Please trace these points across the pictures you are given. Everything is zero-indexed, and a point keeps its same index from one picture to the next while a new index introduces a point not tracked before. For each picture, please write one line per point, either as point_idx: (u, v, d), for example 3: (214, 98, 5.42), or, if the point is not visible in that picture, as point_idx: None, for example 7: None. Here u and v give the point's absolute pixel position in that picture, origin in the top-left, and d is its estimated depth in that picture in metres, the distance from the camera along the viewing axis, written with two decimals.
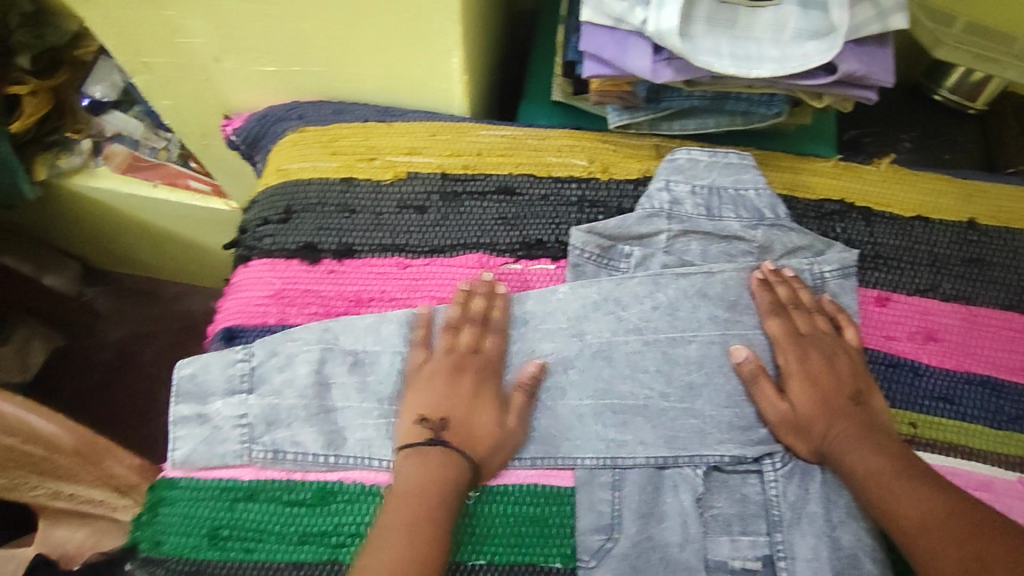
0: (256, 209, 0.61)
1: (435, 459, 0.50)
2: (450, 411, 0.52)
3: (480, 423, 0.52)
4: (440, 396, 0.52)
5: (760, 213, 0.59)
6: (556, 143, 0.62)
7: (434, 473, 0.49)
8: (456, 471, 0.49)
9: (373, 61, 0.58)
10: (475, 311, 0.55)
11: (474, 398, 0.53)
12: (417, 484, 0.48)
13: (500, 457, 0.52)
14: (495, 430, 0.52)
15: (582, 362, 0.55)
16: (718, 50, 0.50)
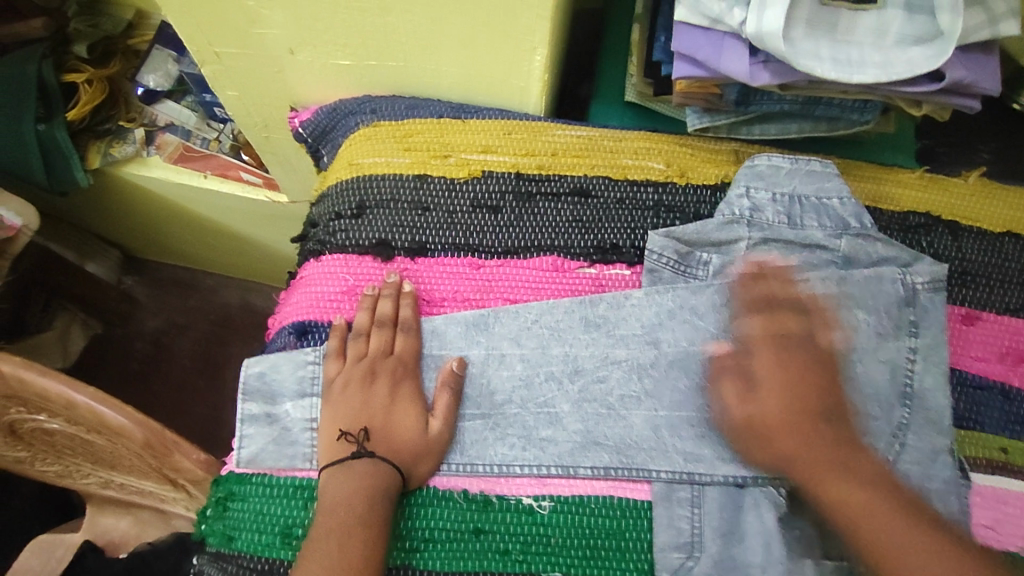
0: (327, 203, 0.61)
1: (362, 467, 0.49)
2: (369, 420, 0.51)
3: (399, 426, 0.51)
4: (356, 407, 0.52)
5: (845, 223, 0.56)
6: (632, 145, 0.61)
7: (351, 483, 0.48)
8: (365, 479, 0.48)
9: (454, 56, 0.58)
10: (384, 313, 0.54)
11: (392, 403, 0.52)
12: (341, 493, 0.48)
13: (426, 465, 0.50)
14: (415, 436, 0.50)
15: (658, 371, 0.53)
16: (820, 54, 0.48)
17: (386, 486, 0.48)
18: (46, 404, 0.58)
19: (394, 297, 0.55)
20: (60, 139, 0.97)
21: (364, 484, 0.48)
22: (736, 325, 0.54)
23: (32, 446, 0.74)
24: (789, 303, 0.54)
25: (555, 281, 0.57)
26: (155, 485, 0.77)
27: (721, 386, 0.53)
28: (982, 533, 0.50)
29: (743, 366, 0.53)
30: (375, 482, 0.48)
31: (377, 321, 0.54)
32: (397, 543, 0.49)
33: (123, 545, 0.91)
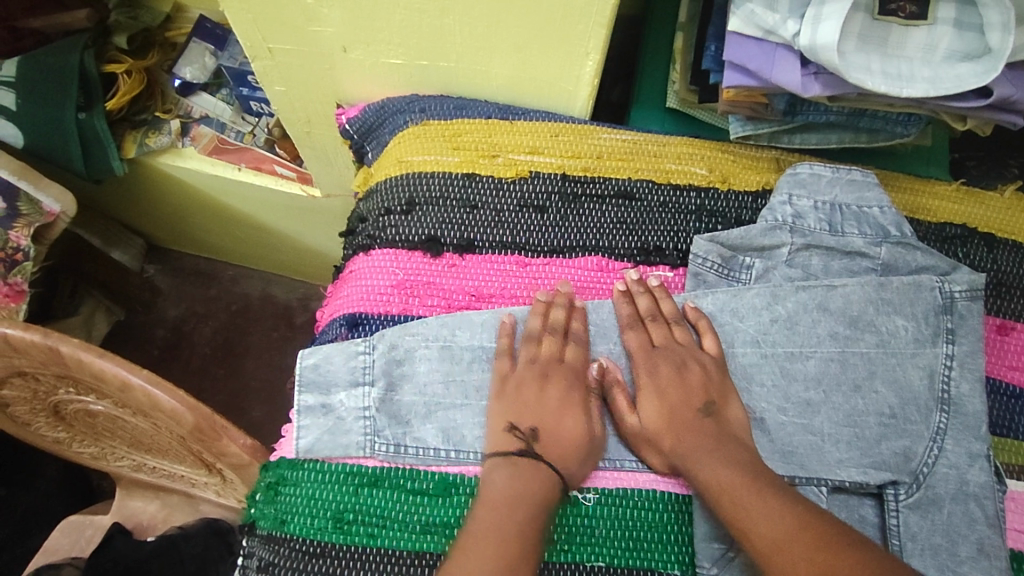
0: (376, 198, 0.62)
1: (522, 468, 0.49)
2: (536, 420, 0.51)
3: (567, 428, 0.51)
4: (525, 404, 0.52)
5: (885, 231, 0.58)
6: (675, 150, 0.63)
7: (516, 483, 0.48)
8: (525, 483, 0.48)
9: (506, 58, 0.60)
10: (556, 320, 0.54)
11: (562, 411, 0.52)
12: (506, 491, 0.48)
13: (586, 463, 0.51)
14: (579, 439, 0.51)
15: None
16: (870, 67, 0.49)
17: (548, 490, 0.49)
18: (100, 385, 0.60)
19: (566, 307, 0.55)
20: (99, 127, 0.98)
21: (540, 492, 0.48)
22: (777, 326, 0.55)
23: (71, 426, 0.76)
24: (831, 306, 0.55)
25: (599, 280, 0.58)
26: (188, 468, 0.79)
27: (761, 388, 0.54)
28: (1013, 536, 0.52)
29: (782, 366, 0.54)
30: (537, 486, 0.48)
31: (550, 327, 0.54)
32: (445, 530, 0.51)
33: (150, 528, 0.92)
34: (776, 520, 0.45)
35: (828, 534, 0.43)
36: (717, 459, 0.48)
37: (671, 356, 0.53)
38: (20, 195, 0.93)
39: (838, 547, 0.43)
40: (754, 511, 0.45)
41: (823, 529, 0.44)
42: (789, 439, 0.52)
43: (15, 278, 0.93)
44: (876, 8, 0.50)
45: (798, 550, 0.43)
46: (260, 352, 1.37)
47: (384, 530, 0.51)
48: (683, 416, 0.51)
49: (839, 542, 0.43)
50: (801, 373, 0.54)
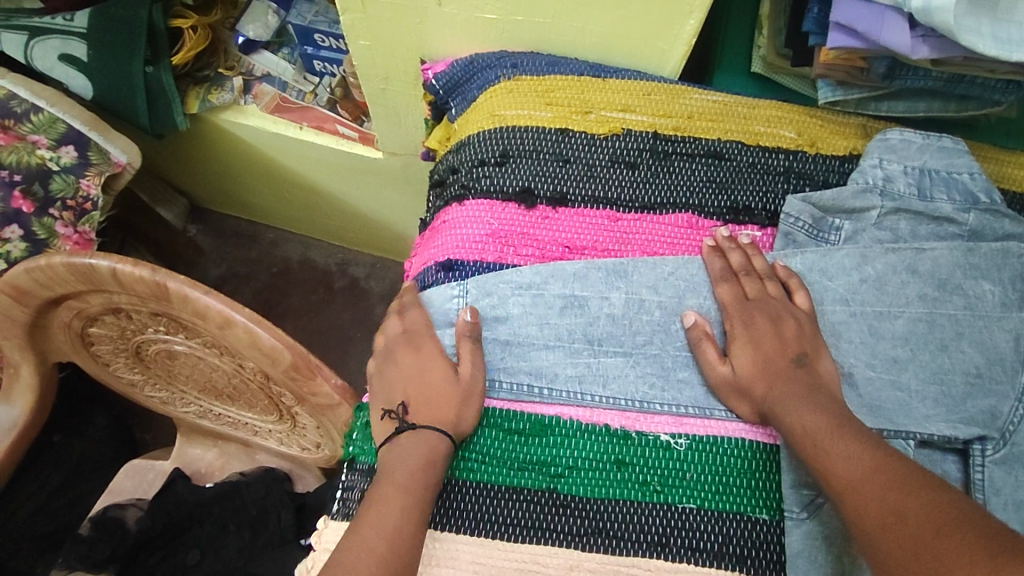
0: (469, 150, 0.63)
1: (418, 432, 0.51)
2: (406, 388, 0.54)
3: (431, 385, 0.53)
4: (398, 381, 0.55)
5: (974, 198, 0.59)
6: (764, 114, 0.63)
7: (409, 447, 0.50)
8: (425, 445, 0.50)
9: (605, 15, 0.60)
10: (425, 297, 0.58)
11: (428, 366, 0.54)
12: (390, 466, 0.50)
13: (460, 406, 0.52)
14: (447, 389, 0.52)
15: None
16: (981, 30, 0.50)
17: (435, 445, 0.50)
18: (196, 323, 0.61)
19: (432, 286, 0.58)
20: (165, 81, 1.00)
21: (438, 445, 0.50)
22: (865, 286, 0.56)
23: (148, 369, 0.78)
24: (920, 268, 0.56)
25: (689, 237, 0.59)
26: (256, 415, 0.81)
27: (849, 345, 0.55)
28: None
29: (869, 323, 0.55)
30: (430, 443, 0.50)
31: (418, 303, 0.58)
32: (542, 467, 0.52)
33: (207, 475, 0.94)
34: (855, 460, 0.45)
35: (906, 476, 0.43)
36: (807, 406, 0.50)
37: (757, 309, 0.55)
38: (91, 145, 0.94)
39: (907, 488, 0.42)
40: (833, 453, 0.46)
41: (903, 474, 0.43)
42: (875, 395, 0.53)
43: (83, 227, 0.95)
44: None
45: (872, 492, 0.43)
46: (299, 314, 1.39)
47: (482, 465, 0.52)
48: (778, 366, 0.53)
49: (909, 483, 0.42)
50: (889, 331, 0.55)
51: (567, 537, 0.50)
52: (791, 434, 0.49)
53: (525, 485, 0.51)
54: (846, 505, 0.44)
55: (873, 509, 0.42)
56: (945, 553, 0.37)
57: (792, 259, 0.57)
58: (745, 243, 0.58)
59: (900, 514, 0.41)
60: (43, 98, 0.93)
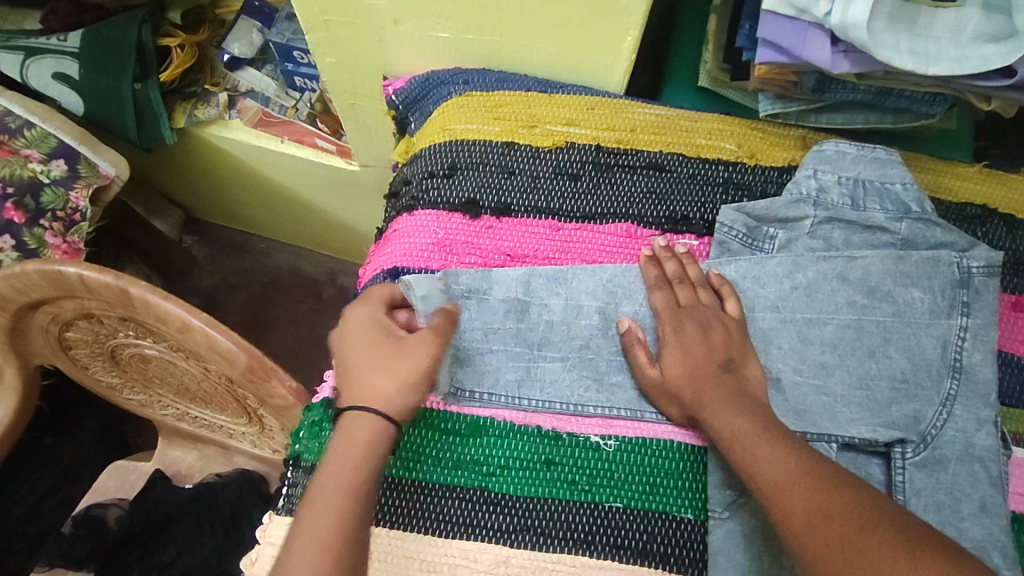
0: (421, 162, 0.66)
1: (350, 421, 0.50)
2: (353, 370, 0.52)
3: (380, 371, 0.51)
4: (346, 364, 0.53)
5: (906, 207, 0.60)
6: (706, 126, 0.65)
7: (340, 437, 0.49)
8: (356, 435, 0.49)
9: (549, 34, 0.63)
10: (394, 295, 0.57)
11: (377, 351, 0.52)
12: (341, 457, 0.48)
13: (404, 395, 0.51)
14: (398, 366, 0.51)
15: None
16: (898, 45, 0.51)
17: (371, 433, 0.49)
18: (160, 328, 0.65)
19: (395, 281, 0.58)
20: (153, 98, 1.04)
21: (366, 436, 0.49)
22: (796, 293, 0.58)
23: (125, 373, 0.81)
24: (851, 276, 0.58)
25: (628, 246, 0.62)
26: (228, 417, 0.84)
27: (777, 350, 0.57)
28: (1016, 500, 0.53)
29: (798, 329, 0.57)
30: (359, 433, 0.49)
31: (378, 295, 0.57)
32: (475, 466, 0.54)
33: (187, 476, 0.97)
34: (781, 463, 0.47)
35: (828, 478, 0.45)
36: (734, 410, 0.51)
37: (687, 316, 0.56)
38: (80, 159, 0.99)
39: (830, 488, 0.44)
40: (760, 454, 0.48)
41: (828, 475, 0.45)
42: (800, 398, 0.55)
43: (72, 237, 0.99)
44: None
45: (797, 492, 0.45)
46: (288, 322, 1.42)
47: (418, 464, 0.54)
48: (706, 372, 0.54)
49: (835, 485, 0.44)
50: (818, 337, 0.57)
51: (496, 533, 0.52)
52: (719, 437, 0.51)
53: (458, 483, 0.54)
54: (773, 505, 0.45)
55: (800, 505, 0.44)
56: (870, 554, 0.39)
57: (726, 267, 0.59)
58: (680, 252, 0.60)
59: (827, 514, 0.43)
60: (36, 115, 0.97)
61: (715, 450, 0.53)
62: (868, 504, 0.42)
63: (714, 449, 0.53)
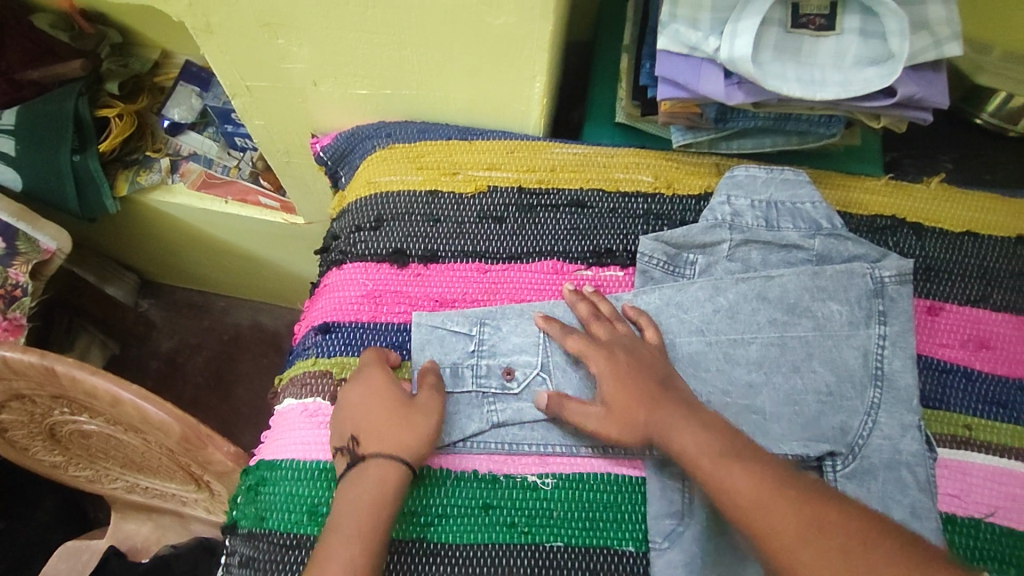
0: (348, 217, 0.67)
1: (369, 471, 0.51)
2: (363, 417, 0.53)
3: (392, 415, 0.53)
4: (356, 409, 0.54)
5: (817, 224, 0.62)
6: (622, 161, 0.67)
7: (359, 487, 0.50)
8: (379, 486, 0.50)
9: (461, 85, 0.65)
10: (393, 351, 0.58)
11: (386, 393, 0.54)
12: (353, 501, 0.50)
13: (423, 439, 0.53)
14: (404, 414, 0.53)
15: None
16: (785, 75, 0.55)
17: (388, 485, 0.51)
18: (93, 403, 0.64)
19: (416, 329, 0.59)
20: (93, 168, 1.04)
21: (378, 480, 0.51)
22: (717, 317, 0.59)
23: (67, 449, 0.79)
24: (769, 295, 0.60)
25: (556, 283, 0.62)
26: (179, 486, 0.80)
27: (702, 373, 0.58)
28: (947, 502, 0.54)
29: (722, 351, 0.58)
30: (382, 488, 0.50)
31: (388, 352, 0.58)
32: (412, 518, 0.53)
33: (144, 550, 0.91)
34: (740, 482, 0.46)
35: (789, 491, 0.45)
36: (690, 429, 0.50)
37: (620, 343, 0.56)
38: (19, 235, 0.97)
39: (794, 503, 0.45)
40: (722, 474, 0.47)
41: (792, 489, 0.46)
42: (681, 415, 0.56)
43: (14, 314, 0.98)
44: (788, 22, 0.56)
45: (762, 510, 0.45)
46: (250, 380, 1.39)
47: None
48: (646, 387, 0.53)
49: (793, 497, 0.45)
50: (742, 358, 0.58)
51: None
52: (677, 453, 0.49)
53: (395, 537, 0.53)
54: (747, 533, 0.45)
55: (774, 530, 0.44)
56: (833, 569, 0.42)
57: (649, 296, 0.60)
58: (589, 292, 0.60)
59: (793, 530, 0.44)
60: None
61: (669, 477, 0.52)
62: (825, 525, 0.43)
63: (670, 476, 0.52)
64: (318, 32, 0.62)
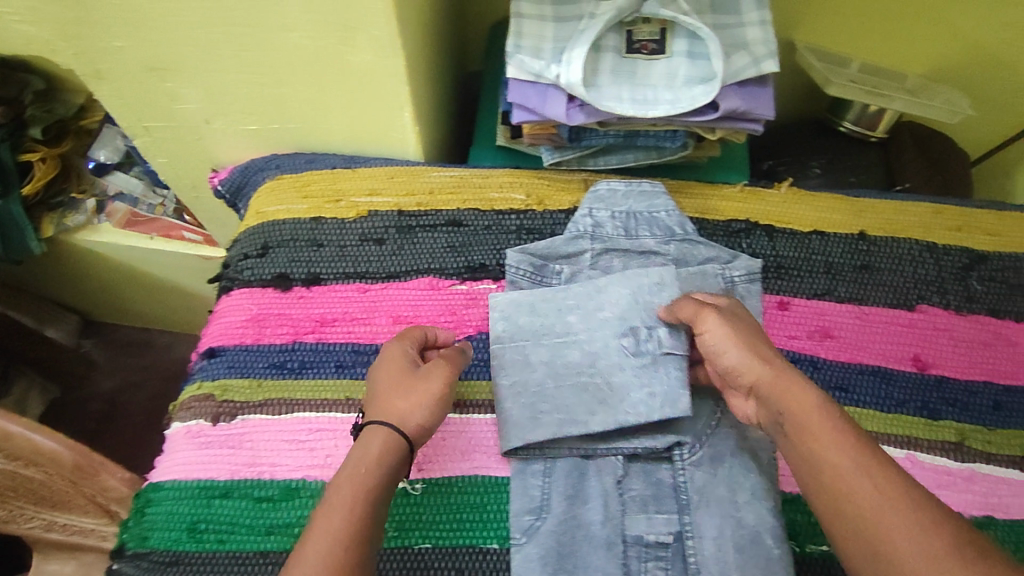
0: (238, 246, 0.70)
1: (366, 436, 0.52)
2: (389, 386, 0.55)
3: (411, 391, 0.55)
4: (384, 382, 0.55)
5: (672, 231, 0.67)
6: (497, 181, 0.72)
7: (364, 449, 0.52)
8: (380, 451, 0.51)
9: (340, 117, 0.70)
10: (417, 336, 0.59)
11: (408, 371, 0.56)
12: (353, 463, 0.51)
13: (428, 415, 0.54)
14: (418, 389, 0.55)
15: (529, 365, 0.61)
16: (620, 96, 0.59)
17: (391, 453, 0.52)
18: None
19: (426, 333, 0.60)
20: (15, 212, 1.03)
21: (378, 449, 0.51)
22: (583, 320, 0.62)
23: None
24: (640, 302, 0.62)
25: (433, 298, 0.66)
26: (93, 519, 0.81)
27: (563, 370, 0.61)
28: (791, 482, 0.58)
29: (582, 349, 0.61)
30: (381, 458, 0.51)
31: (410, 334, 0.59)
32: (287, 529, 0.56)
33: None
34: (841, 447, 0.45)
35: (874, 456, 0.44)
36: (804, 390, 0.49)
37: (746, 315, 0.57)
38: None
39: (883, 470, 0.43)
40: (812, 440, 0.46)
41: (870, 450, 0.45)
42: (511, 404, 0.60)
43: None
44: (623, 48, 0.61)
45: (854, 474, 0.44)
46: None
47: (232, 534, 0.56)
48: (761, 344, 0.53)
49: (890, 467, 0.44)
50: (603, 358, 0.61)
51: None
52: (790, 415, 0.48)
53: (271, 548, 0.55)
54: (830, 489, 0.44)
55: (860, 489, 0.43)
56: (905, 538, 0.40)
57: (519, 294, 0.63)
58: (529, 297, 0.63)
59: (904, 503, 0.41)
60: None
61: (774, 425, 0.50)
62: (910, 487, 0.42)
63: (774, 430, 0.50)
64: (199, 75, 0.66)
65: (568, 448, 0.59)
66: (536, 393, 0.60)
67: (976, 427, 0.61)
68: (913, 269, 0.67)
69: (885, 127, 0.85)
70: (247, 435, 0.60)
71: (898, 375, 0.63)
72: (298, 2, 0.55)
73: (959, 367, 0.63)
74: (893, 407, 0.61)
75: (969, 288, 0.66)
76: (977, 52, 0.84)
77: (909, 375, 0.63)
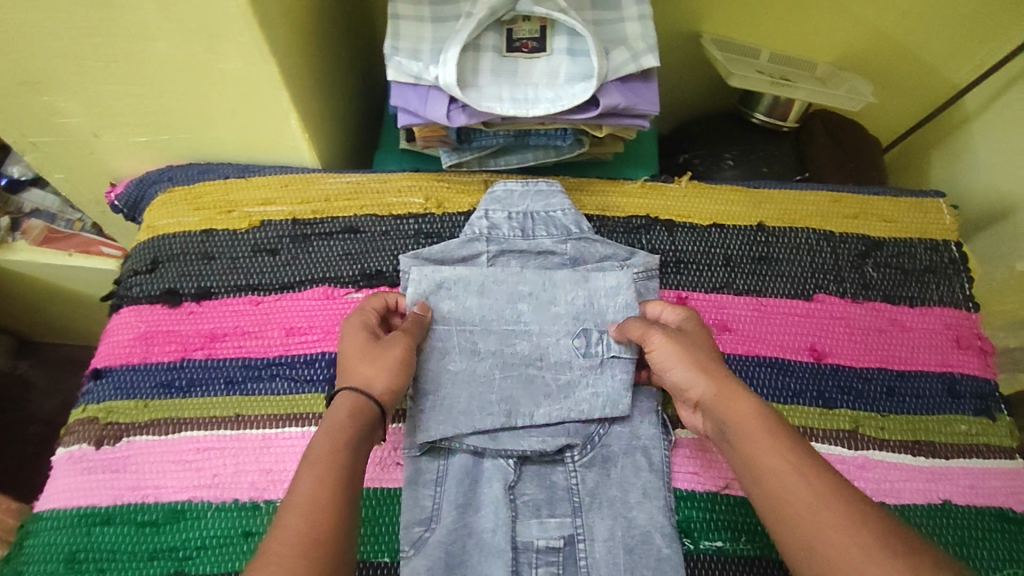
0: (128, 262, 0.68)
1: (334, 411, 0.50)
2: (351, 354, 0.53)
3: (374, 358, 0.53)
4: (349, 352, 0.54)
5: (568, 229, 0.66)
6: (395, 185, 0.70)
7: (331, 425, 0.48)
8: (344, 421, 0.49)
9: (228, 125, 0.68)
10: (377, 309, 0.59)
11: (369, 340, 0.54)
12: (321, 439, 0.47)
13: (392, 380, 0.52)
14: (380, 356, 0.53)
15: (472, 355, 0.60)
16: (500, 95, 0.58)
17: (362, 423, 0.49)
18: None
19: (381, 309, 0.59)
20: None
21: (342, 418, 0.49)
22: (536, 311, 0.62)
23: None
24: (595, 303, 0.62)
25: (327, 308, 0.64)
26: None
27: (510, 360, 0.60)
28: (686, 479, 0.57)
29: (532, 341, 0.61)
30: (347, 433, 0.48)
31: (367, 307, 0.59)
32: (171, 553, 0.54)
33: None
34: (771, 451, 0.45)
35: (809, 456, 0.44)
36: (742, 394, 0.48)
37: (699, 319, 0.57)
38: None
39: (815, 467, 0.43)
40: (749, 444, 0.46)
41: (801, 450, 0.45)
42: (456, 392, 0.58)
43: None
44: (503, 48, 0.60)
45: (788, 477, 0.43)
46: None
47: (113, 563, 0.54)
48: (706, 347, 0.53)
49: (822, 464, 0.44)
50: (553, 352, 0.61)
51: None
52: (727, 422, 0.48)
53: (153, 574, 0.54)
54: (767, 496, 0.44)
55: (797, 490, 0.42)
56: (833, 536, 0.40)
57: (471, 274, 0.62)
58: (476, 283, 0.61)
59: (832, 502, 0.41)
60: None
61: (719, 435, 0.50)
62: (845, 496, 0.41)
63: (720, 441, 0.49)
64: (74, 87, 0.63)
65: (460, 444, 0.57)
66: (484, 380, 0.59)
67: (869, 414, 0.61)
68: (810, 258, 0.67)
69: (796, 116, 0.85)
70: (131, 458, 0.58)
71: (794, 365, 0.63)
72: (154, 8, 0.53)
73: (854, 355, 0.63)
74: (789, 398, 0.61)
75: (865, 275, 0.67)
76: (881, 39, 0.85)
77: (806, 365, 0.63)
